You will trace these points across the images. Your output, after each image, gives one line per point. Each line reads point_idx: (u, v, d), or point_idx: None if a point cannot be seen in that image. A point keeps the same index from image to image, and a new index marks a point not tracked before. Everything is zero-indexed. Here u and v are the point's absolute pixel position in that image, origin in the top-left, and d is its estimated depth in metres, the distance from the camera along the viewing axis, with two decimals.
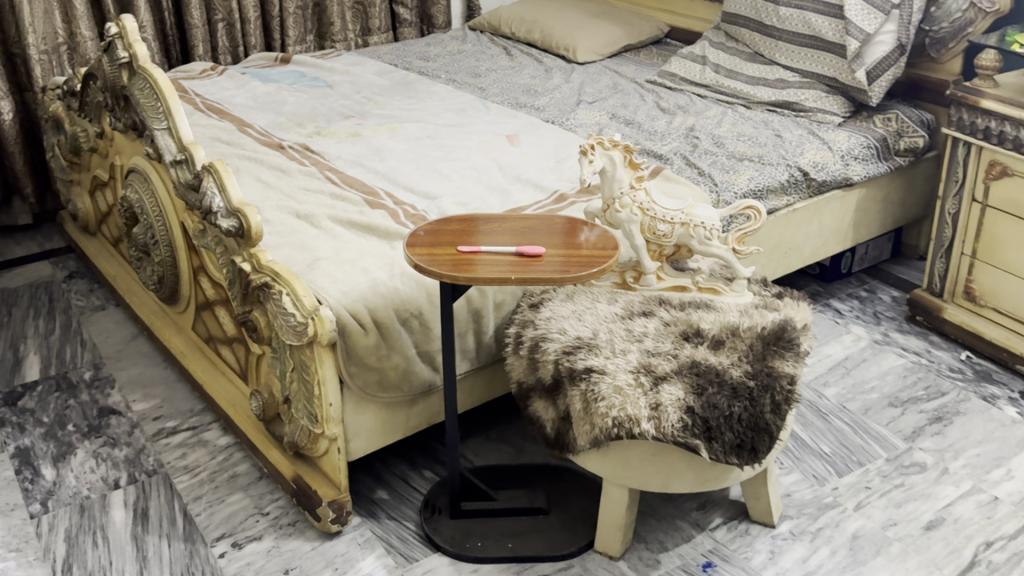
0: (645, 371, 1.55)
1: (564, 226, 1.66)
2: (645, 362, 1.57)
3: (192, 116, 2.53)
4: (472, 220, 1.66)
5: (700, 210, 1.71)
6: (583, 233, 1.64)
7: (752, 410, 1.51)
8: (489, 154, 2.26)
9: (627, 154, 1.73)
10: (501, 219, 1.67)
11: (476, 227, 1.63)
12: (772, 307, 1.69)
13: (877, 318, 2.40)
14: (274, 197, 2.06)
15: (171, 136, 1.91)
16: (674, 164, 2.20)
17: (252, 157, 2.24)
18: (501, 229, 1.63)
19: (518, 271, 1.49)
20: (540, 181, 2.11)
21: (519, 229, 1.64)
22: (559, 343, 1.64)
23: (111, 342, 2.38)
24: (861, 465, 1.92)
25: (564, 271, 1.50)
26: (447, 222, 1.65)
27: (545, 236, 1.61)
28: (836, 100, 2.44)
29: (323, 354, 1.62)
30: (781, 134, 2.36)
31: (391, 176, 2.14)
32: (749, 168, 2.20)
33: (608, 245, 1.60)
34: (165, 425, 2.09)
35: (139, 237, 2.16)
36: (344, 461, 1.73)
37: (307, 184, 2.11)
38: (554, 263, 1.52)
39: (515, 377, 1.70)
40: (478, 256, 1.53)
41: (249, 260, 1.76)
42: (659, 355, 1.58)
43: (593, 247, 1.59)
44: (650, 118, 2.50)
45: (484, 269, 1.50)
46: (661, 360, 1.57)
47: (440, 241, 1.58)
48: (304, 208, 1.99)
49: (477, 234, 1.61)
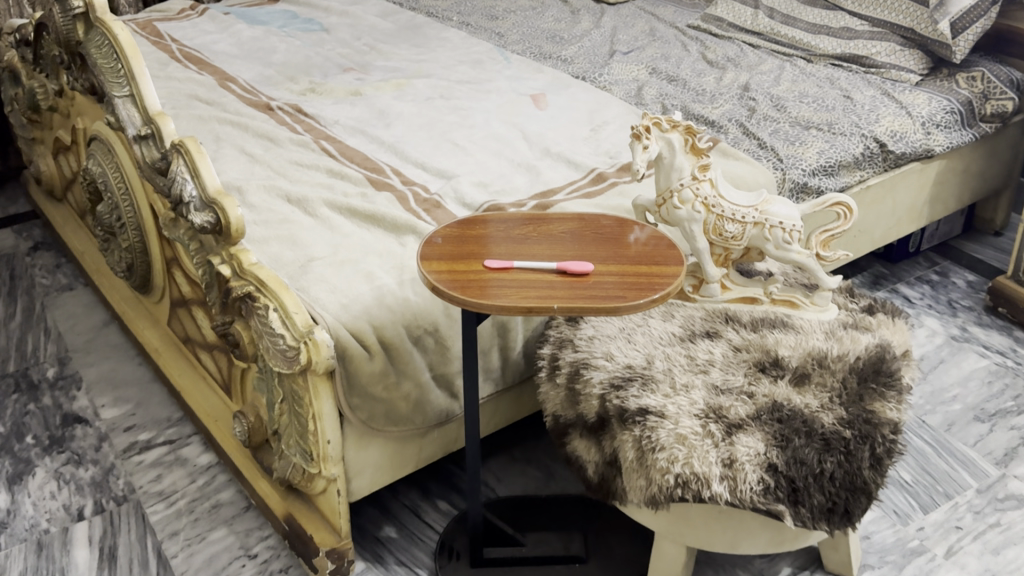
0: (714, 415, 1.25)
1: (611, 228, 1.35)
2: (713, 402, 1.28)
3: (168, 67, 2.20)
4: (498, 222, 1.35)
5: (777, 206, 1.40)
6: (636, 237, 1.32)
7: (848, 467, 1.22)
8: (512, 119, 1.94)
9: (690, 137, 1.41)
10: (533, 220, 1.35)
11: (503, 232, 1.32)
12: (863, 327, 1.40)
13: (952, 308, 2.10)
14: (261, 175, 1.75)
15: (135, 105, 1.59)
16: (731, 134, 1.90)
17: (236, 123, 1.92)
18: (534, 235, 1.32)
19: (560, 297, 1.18)
20: (574, 156, 1.79)
21: (556, 234, 1.32)
22: (606, 373, 1.35)
23: (78, 331, 2.09)
24: (948, 497, 1.64)
25: (618, 295, 1.19)
26: (467, 225, 1.33)
27: (589, 244, 1.30)
28: (912, 54, 2.11)
29: (319, 384, 1.33)
30: (850, 95, 2.04)
31: (399, 149, 1.83)
32: (818, 138, 1.89)
33: (668, 253, 1.28)
34: (138, 438, 1.81)
35: (104, 216, 1.85)
36: (344, 504, 1.44)
37: (300, 158, 1.80)
38: (604, 283, 1.21)
39: (551, 408, 1.42)
40: (507, 275, 1.22)
41: (230, 262, 1.46)
42: (728, 393, 1.29)
43: (650, 258, 1.27)
44: (696, 73, 2.18)
45: (517, 294, 1.19)
46: (733, 400, 1.28)
47: (459, 252, 1.27)
48: (297, 190, 1.68)
49: (504, 243, 1.29)
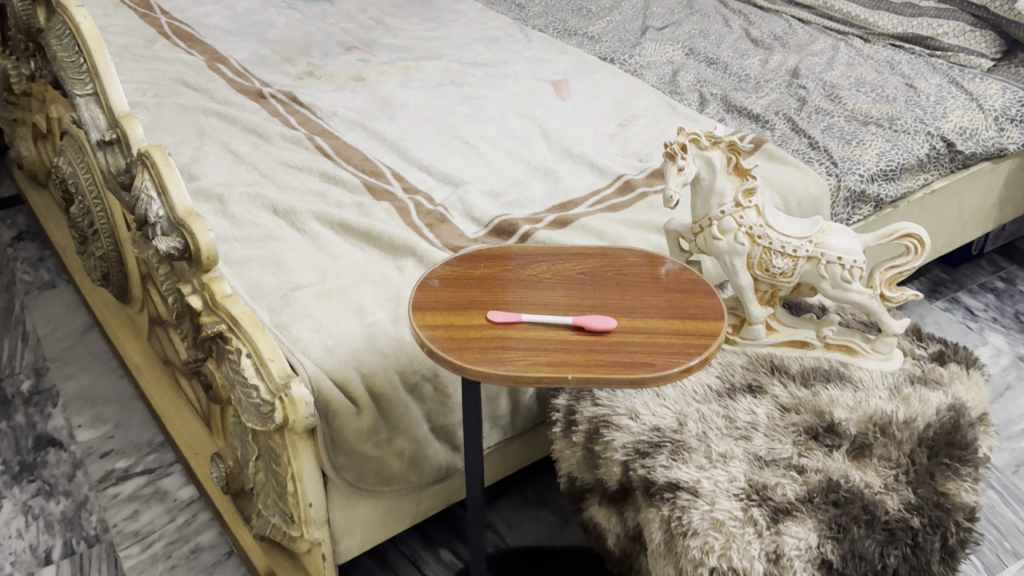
0: (757, 496, 1.06)
1: (639, 266, 1.15)
2: (755, 477, 1.08)
3: (155, 44, 2.00)
4: (506, 258, 1.15)
5: (835, 238, 1.20)
6: (667, 279, 1.12)
7: (915, 562, 1.04)
8: (531, 111, 1.74)
9: (733, 155, 1.21)
10: (547, 256, 1.16)
11: (512, 272, 1.13)
12: (931, 382, 1.20)
13: (1019, 322, 1.89)
14: (246, 179, 1.56)
15: (99, 105, 1.40)
16: (778, 131, 1.69)
17: (223, 114, 1.73)
18: (547, 277, 1.12)
19: (576, 364, 0.99)
20: (599, 158, 1.59)
21: (573, 276, 1.12)
22: (630, 435, 1.16)
23: (58, 336, 1.93)
24: (1016, 557, 1.44)
25: (645, 361, 0.99)
26: (470, 263, 1.14)
27: (612, 289, 1.10)
28: (984, 36, 1.88)
29: (298, 444, 1.15)
30: (913, 83, 1.81)
31: (402, 147, 1.63)
32: (877, 137, 1.67)
33: (705, 301, 1.08)
34: (116, 466, 1.65)
35: (76, 219, 1.67)
36: (330, 568, 1.27)
37: (291, 158, 1.60)
38: (630, 345, 1.02)
39: (565, 469, 1.23)
40: (515, 332, 1.03)
41: (201, 293, 1.27)
42: (773, 467, 1.09)
43: (684, 308, 1.07)
44: (738, 54, 1.96)
45: (526, 358, 0.99)
46: (779, 475, 1.08)
47: (459, 300, 1.08)
48: (285, 198, 1.49)
49: (512, 288, 1.10)
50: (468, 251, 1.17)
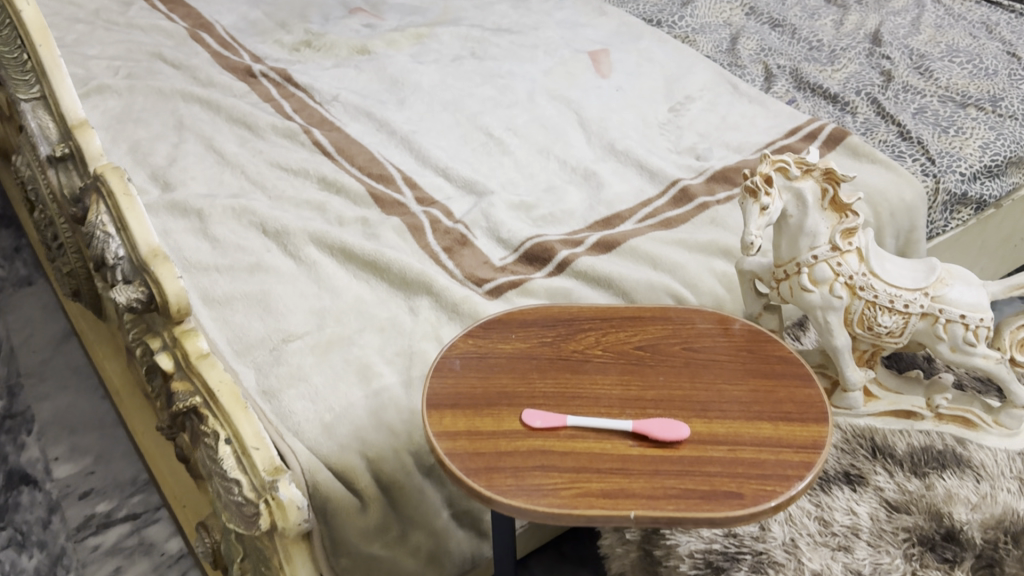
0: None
1: (710, 335, 0.91)
2: None
3: (131, 8, 1.74)
4: (543, 326, 0.92)
5: (956, 290, 0.96)
6: (748, 357, 0.88)
7: None
8: (566, 93, 1.49)
9: (830, 185, 0.95)
10: (596, 322, 0.92)
11: (551, 348, 0.89)
12: None
13: None
14: (231, 185, 1.32)
15: (47, 111, 1.16)
16: (860, 116, 1.43)
17: (206, 100, 1.48)
18: (595, 355, 0.88)
19: (640, 494, 0.76)
20: (647, 157, 1.33)
21: (628, 353, 0.89)
22: (699, 539, 0.94)
23: (33, 347, 1.72)
24: None
25: (731, 489, 0.76)
26: (498, 335, 0.91)
27: (680, 373, 0.87)
28: None
29: (292, 551, 0.93)
30: (1016, 53, 1.56)
31: (415, 143, 1.38)
32: (977, 124, 1.40)
33: (799, 394, 0.85)
34: (96, 510, 1.45)
35: (40, 227, 1.44)
36: None
37: (285, 159, 1.36)
38: (707, 465, 0.79)
39: (616, 569, 1.02)
40: (559, 445, 0.80)
41: (172, 352, 1.05)
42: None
43: (774, 404, 0.84)
44: (808, 15, 1.70)
45: (573, 485, 0.77)
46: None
47: (486, 394, 0.85)
48: (276, 212, 1.26)
49: (552, 373, 0.87)
50: (495, 314, 0.94)
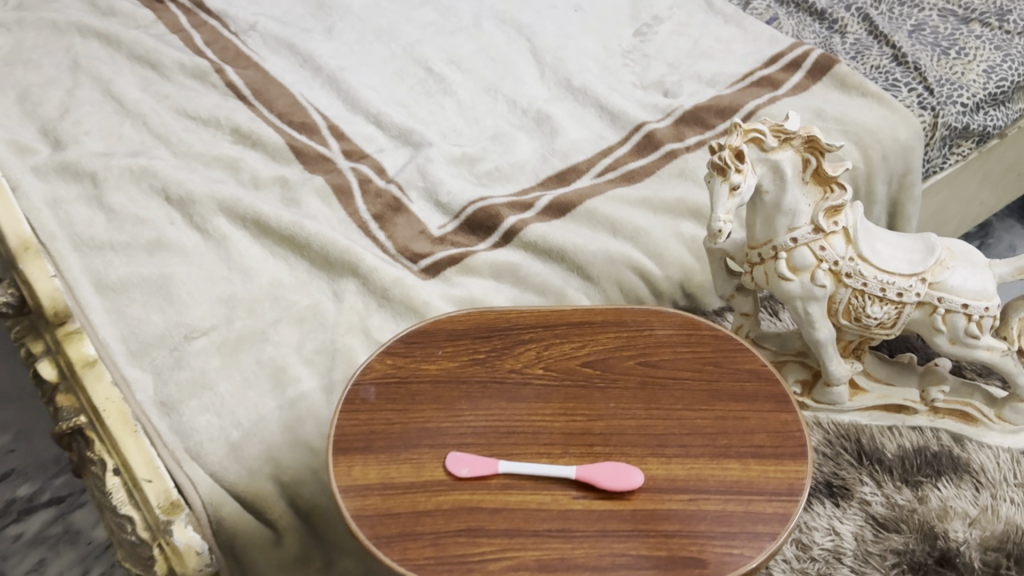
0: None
1: (671, 346, 0.77)
2: None
3: None
4: (475, 337, 0.78)
5: (957, 276, 0.82)
6: (713, 373, 0.75)
7: None
8: (517, 14, 1.31)
9: (812, 155, 0.79)
10: (537, 330, 0.78)
11: (484, 369, 0.75)
12: None
13: None
14: (132, 140, 1.16)
15: None
16: (850, 34, 1.27)
17: (105, 33, 1.29)
18: (535, 377, 0.75)
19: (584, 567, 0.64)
20: (607, 94, 1.17)
21: (574, 373, 0.75)
22: None
23: None
24: None
25: (692, 556, 0.64)
26: (421, 352, 0.77)
27: (634, 398, 0.74)
28: None
29: None
30: None
31: (343, 82, 1.21)
32: (981, 42, 1.23)
33: (771, 422, 0.72)
34: (17, 494, 1.34)
35: None
36: None
37: (193, 105, 1.19)
38: (663, 523, 0.66)
39: None
40: (489, 501, 0.68)
41: (55, 360, 0.91)
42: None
43: (741, 436, 0.71)
44: None
45: (503, 556, 0.64)
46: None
47: (404, 432, 0.71)
48: (180, 173, 1.10)
49: (483, 402, 0.73)
50: (420, 323, 0.79)
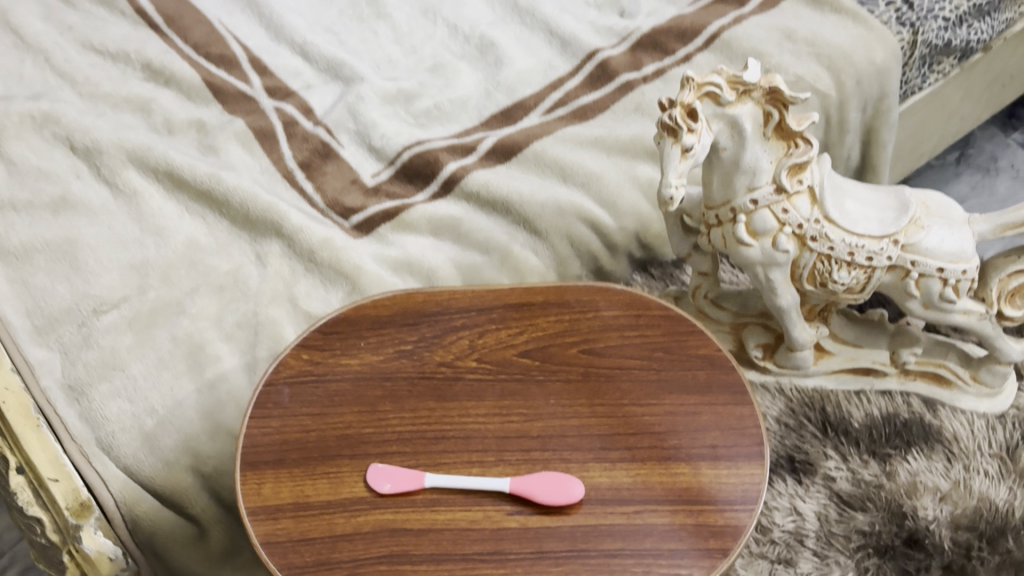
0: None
1: (618, 330, 0.70)
2: None
3: None
4: (402, 324, 0.70)
5: (932, 236, 0.75)
6: (663, 361, 0.68)
7: None
8: None
9: (774, 107, 0.70)
10: (471, 314, 0.71)
11: (410, 363, 0.68)
12: None
13: None
14: (32, 79, 1.04)
15: None
16: None
17: None
18: (467, 371, 0.68)
19: None
20: (557, 17, 1.07)
21: (511, 365, 0.68)
22: None
23: None
24: None
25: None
26: (342, 344, 0.69)
27: (577, 393, 0.67)
28: None
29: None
30: None
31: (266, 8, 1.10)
32: None
33: (726, 417, 0.66)
34: None
35: None
36: None
37: (100, 37, 1.07)
38: (606, 541, 0.60)
39: None
40: (415, 520, 0.61)
41: None
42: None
43: (693, 435, 0.65)
44: None
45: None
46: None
47: (322, 441, 0.65)
48: (86, 119, 0.98)
49: (409, 402, 0.66)
50: (341, 310, 0.72)
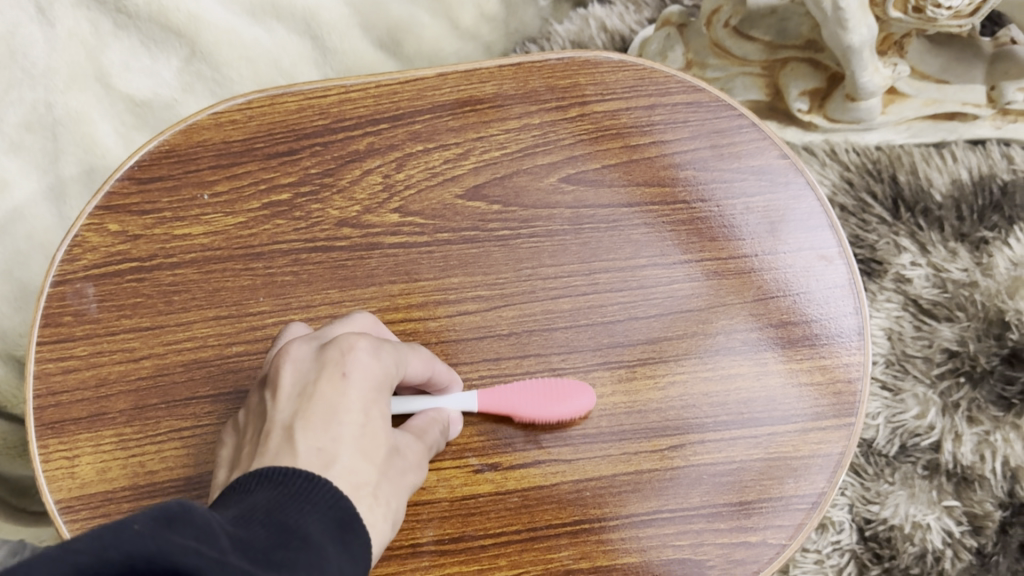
0: (881, 552, 0.54)
1: (621, 135, 0.44)
2: (862, 508, 0.55)
3: None
4: (267, 149, 0.43)
5: None
6: (699, 184, 0.43)
7: None
8: None
9: None
10: (382, 122, 0.43)
11: (292, 225, 0.42)
12: None
13: None
14: None
15: None
16: None
17: None
18: (387, 231, 0.41)
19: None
20: None
21: (456, 215, 0.42)
22: None
23: None
24: None
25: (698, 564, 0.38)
26: (173, 197, 0.42)
27: (568, 252, 0.42)
28: None
29: None
30: None
31: None
32: None
33: (801, 277, 0.42)
34: None
35: None
36: None
37: None
38: (632, 504, 0.38)
39: None
40: None
41: None
42: (896, 477, 0.55)
43: (747, 312, 0.41)
44: None
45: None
46: (906, 492, 0.55)
47: (163, 373, 0.40)
48: None
49: (298, 297, 0.41)
50: (161, 139, 0.43)
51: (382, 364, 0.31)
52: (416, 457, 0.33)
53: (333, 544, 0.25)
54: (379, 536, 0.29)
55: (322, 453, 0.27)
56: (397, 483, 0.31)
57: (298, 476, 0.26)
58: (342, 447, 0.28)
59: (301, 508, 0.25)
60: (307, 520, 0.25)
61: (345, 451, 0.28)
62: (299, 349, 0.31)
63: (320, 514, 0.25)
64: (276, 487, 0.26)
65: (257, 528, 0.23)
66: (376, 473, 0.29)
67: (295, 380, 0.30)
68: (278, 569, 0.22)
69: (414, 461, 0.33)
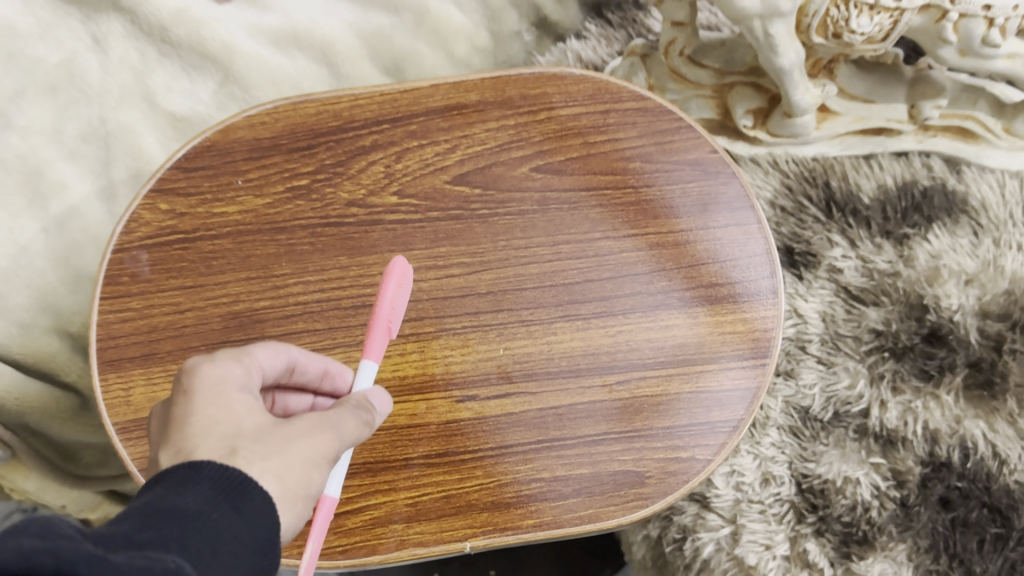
0: (815, 502, 0.60)
1: (580, 135, 0.53)
2: (801, 463, 0.61)
3: None
4: (290, 145, 0.52)
5: None
6: (644, 173, 0.52)
7: None
8: None
9: None
10: (384, 124, 0.52)
11: (310, 205, 0.51)
12: None
13: None
14: None
15: None
16: None
17: None
18: (388, 210, 0.51)
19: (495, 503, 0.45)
20: None
21: (444, 197, 0.51)
22: None
23: None
24: None
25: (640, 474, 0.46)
26: (213, 184, 0.51)
27: (536, 228, 0.51)
28: None
29: None
30: None
31: None
32: None
33: (728, 246, 0.51)
34: None
35: None
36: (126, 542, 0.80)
37: None
38: (585, 426, 0.47)
39: None
40: None
41: None
42: (830, 439, 0.62)
43: (683, 276, 0.50)
44: None
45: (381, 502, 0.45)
46: (839, 452, 0.61)
47: (202, 322, 0.48)
48: None
49: (313, 262, 0.50)
50: (204, 136, 0.52)
51: (223, 368, 0.33)
52: (313, 422, 0.32)
53: (217, 514, 0.26)
54: (272, 488, 0.29)
55: (176, 454, 0.29)
56: (282, 444, 0.30)
57: (173, 472, 0.28)
58: (194, 438, 0.30)
59: (177, 493, 0.26)
60: (188, 500, 0.26)
61: (197, 440, 0.30)
62: (160, 406, 0.34)
63: (197, 489, 0.27)
64: (155, 486, 0.27)
65: (126, 521, 0.25)
66: (240, 440, 0.30)
67: (164, 422, 0.33)
68: (144, 547, 0.24)
69: (308, 423, 0.32)
